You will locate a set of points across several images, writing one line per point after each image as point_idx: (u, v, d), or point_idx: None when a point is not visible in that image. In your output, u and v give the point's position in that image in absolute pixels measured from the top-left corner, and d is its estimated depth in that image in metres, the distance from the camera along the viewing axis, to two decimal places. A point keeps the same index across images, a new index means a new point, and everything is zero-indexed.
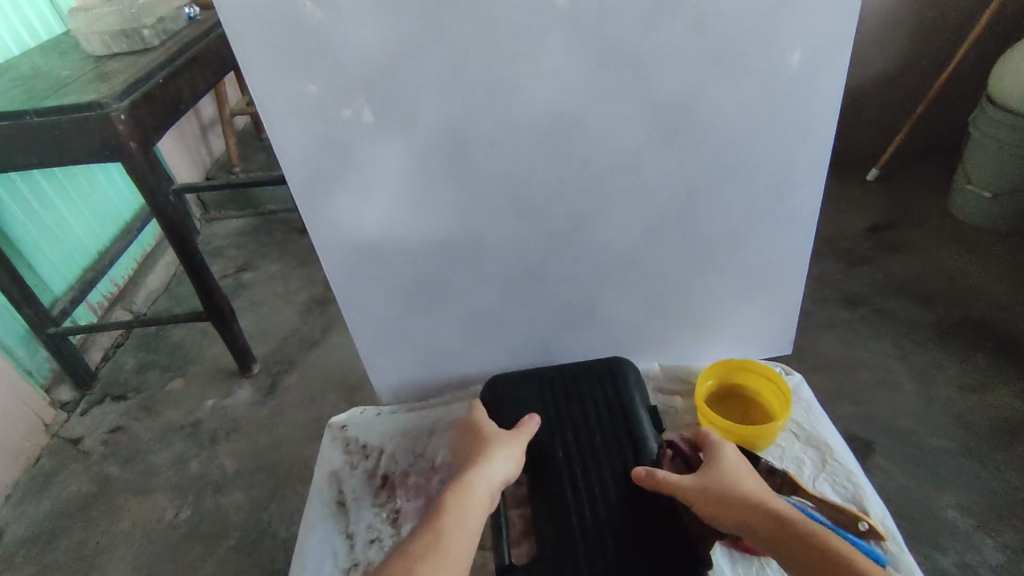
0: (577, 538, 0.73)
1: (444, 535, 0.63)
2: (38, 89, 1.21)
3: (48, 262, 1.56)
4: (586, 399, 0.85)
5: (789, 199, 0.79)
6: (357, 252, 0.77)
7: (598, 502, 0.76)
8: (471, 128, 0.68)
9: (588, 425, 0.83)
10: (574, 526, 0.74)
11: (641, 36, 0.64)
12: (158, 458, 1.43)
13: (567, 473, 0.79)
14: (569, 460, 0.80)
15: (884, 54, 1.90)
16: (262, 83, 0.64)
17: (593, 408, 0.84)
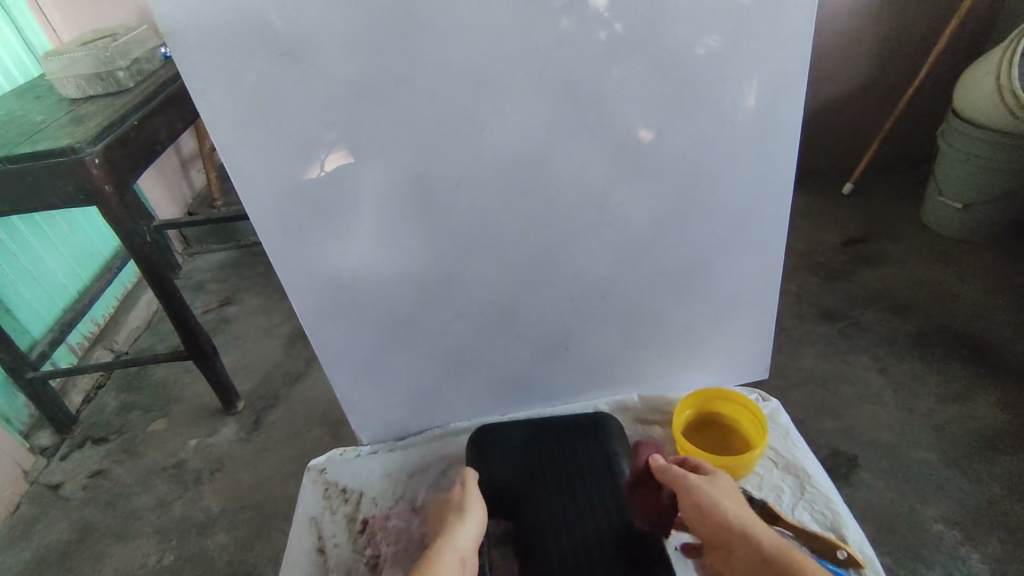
0: None
1: None
2: (12, 135, 1.21)
3: (26, 305, 1.54)
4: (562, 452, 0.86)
5: (753, 227, 0.81)
6: (328, 295, 0.77)
7: (573, 548, 0.75)
8: (436, 171, 0.69)
9: (570, 479, 0.82)
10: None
11: (600, 77, 0.66)
12: (141, 502, 1.40)
13: (547, 521, 0.78)
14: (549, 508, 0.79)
15: (852, 70, 1.94)
16: (225, 134, 0.64)
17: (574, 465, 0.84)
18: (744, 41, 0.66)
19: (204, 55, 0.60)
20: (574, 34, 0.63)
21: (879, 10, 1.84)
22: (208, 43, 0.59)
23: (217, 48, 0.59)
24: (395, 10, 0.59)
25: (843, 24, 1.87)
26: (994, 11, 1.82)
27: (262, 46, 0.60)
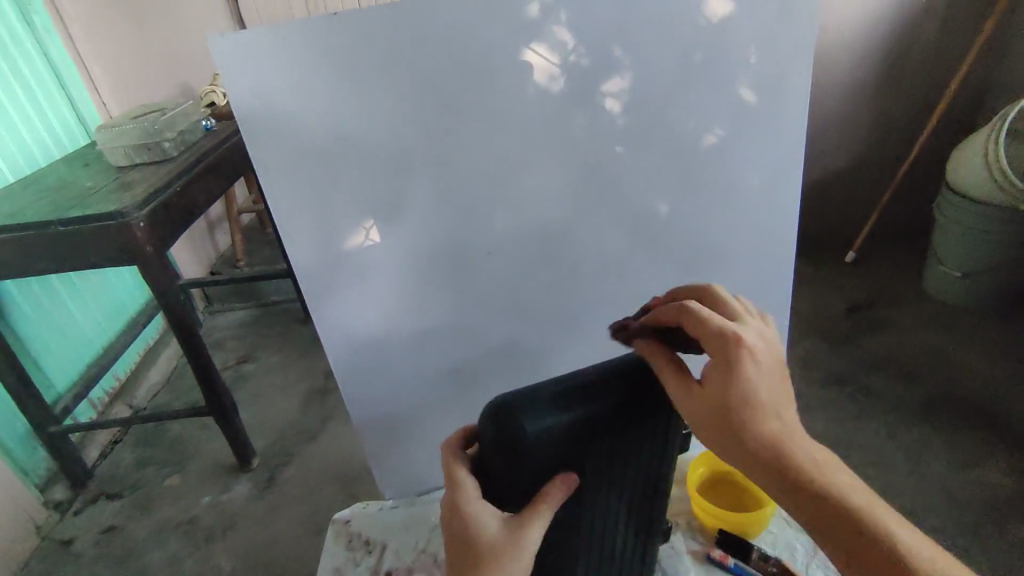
0: None
1: None
2: (65, 200, 1.30)
3: (55, 360, 1.60)
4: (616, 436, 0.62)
5: (760, 294, 0.86)
6: (363, 354, 0.81)
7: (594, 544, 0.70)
8: (468, 239, 0.76)
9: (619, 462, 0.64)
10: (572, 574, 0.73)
11: (619, 158, 0.74)
12: (152, 559, 1.40)
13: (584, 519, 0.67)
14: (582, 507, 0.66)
15: (847, 146, 2.06)
16: (282, 207, 0.70)
17: (630, 443, 0.63)
18: (747, 129, 0.75)
19: (272, 139, 0.67)
20: (595, 121, 0.71)
21: (869, 93, 1.97)
22: (275, 127, 0.67)
23: (284, 132, 0.67)
24: (440, 103, 0.68)
25: (836, 105, 2.00)
26: (978, 95, 1.95)
27: (323, 131, 0.67)
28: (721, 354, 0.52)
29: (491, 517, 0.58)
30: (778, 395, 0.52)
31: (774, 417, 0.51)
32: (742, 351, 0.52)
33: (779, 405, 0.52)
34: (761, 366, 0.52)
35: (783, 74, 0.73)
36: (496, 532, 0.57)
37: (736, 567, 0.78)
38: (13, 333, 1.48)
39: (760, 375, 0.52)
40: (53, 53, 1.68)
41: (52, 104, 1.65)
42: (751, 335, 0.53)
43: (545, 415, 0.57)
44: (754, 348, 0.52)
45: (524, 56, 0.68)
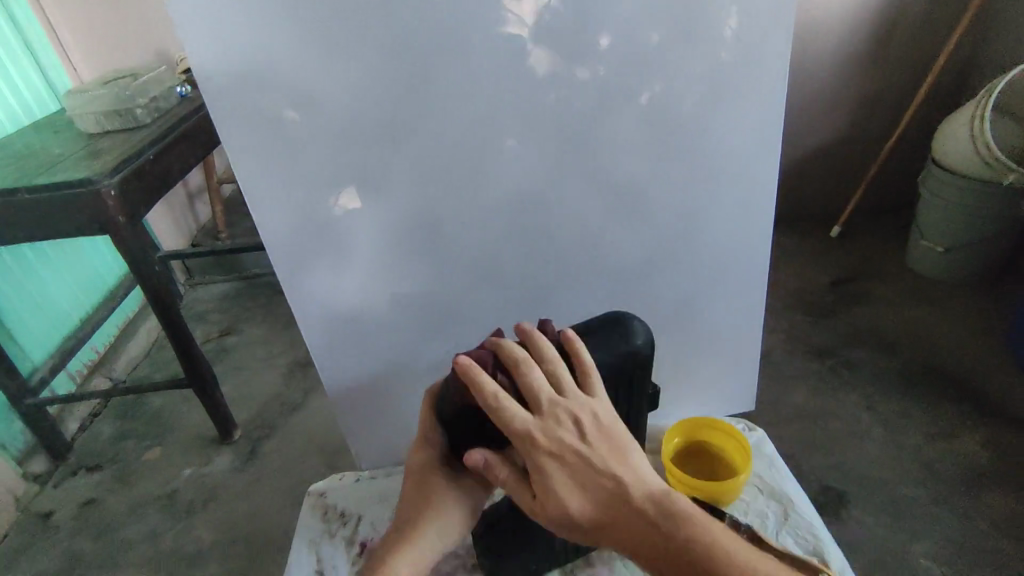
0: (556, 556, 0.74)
1: None
2: (32, 167, 1.27)
3: (29, 332, 1.57)
4: None
5: (739, 264, 0.86)
6: (336, 325, 0.80)
7: None
8: (441, 207, 0.74)
9: None
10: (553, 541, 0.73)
11: (596, 125, 0.72)
12: (132, 531, 1.40)
13: None
14: None
15: (836, 120, 2.04)
16: (247, 172, 0.68)
17: None
18: (727, 98, 0.73)
19: (234, 103, 0.64)
20: (571, 86, 0.69)
21: (860, 65, 1.95)
22: (238, 88, 0.64)
23: (247, 96, 0.64)
24: (411, 66, 0.65)
25: (826, 77, 1.97)
26: (968, 69, 1.93)
27: (288, 95, 0.65)
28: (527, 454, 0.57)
29: (450, 477, 0.66)
30: (593, 468, 0.55)
31: (601, 486, 0.56)
32: (542, 454, 0.56)
33: (605, 474, 0.56)
34: (562, 457, 0.56)
35: (765, 40, 0.70)
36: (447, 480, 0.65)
37: None
38: None
39: (563, 466, 0.56)
40: (20, 19, 1.64)
41: (22, 70, 1.60)
42: (550, 424, 0.57)
43: (514, 384, 0.62)
44: (552, 446, 0.56)
45: (498, 15, 0.65)
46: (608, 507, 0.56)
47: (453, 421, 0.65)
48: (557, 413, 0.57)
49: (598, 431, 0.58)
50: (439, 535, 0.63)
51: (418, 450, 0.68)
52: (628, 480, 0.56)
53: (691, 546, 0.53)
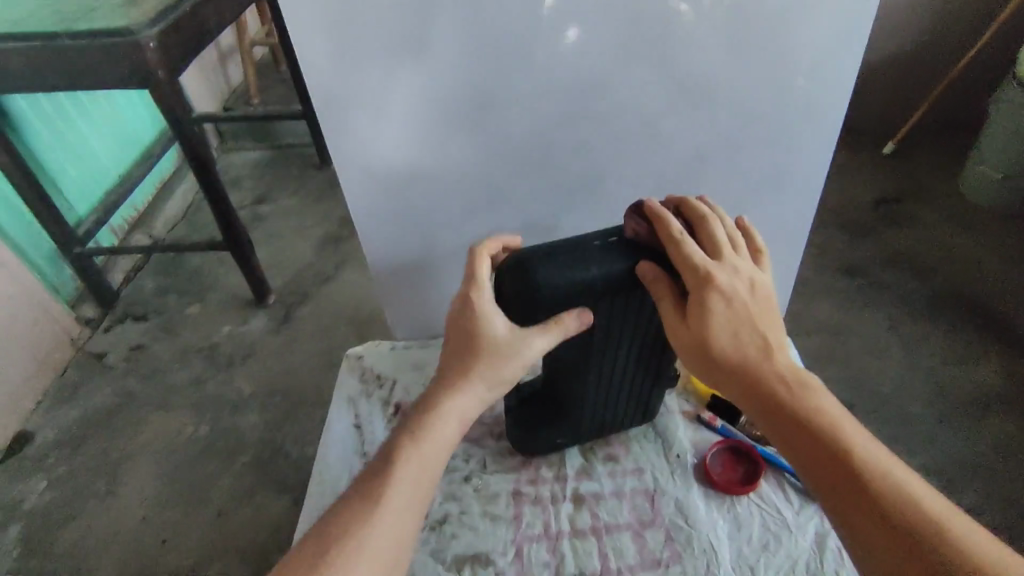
0: (580, 433, 0.79)
1: (385, 494, 0.58)
2: (69, 11, 1.23)
3: (73, 184, 1.60)
4: (629, 296, 0.66)
5: (793, 170, 0.83)
6: (380, 196, 0.81)
7: (601, 392, 0.75)
8: (495, 85, 0.71)
9: (635, 320, 0.69)
10: (580, 420, 0.77)
11: (670, 8, 0.67)
12: (178, 377, 1.52)
13: (593, 367, 0.72)
14: (594, 356, 0.71)
15: (915, 23, 1.87)
16: (299, 29, 0.65)
17: (648, 305, 0.68)
18: None
19: None
20: None
21: None
22: None
23: None
24: None
25: None
26: None
27: None
28: (691, 281, 0.60)
29: (500, 324, 0.64)
30: (749, 325, 0.60)
31: (750, 339, 0.59)
32: (713, 285, 0.59)
33: (756, 331, 0.60)
34: (730, 298, 0.59)
35: None
36: (500, 334, 0.64)
37: (723, 429, 0.81)
38: (27, 152, 1.47)
39: (728, 307, 0.59)
40: None
41: None
42: (725, 270, 0.61)
43: (564, 269, 0.62)
44: (724, 284, 0.59)
45: None
46: (747, 359, 0.59)
47: (507, 304, 0.65)
48: (733, 267, 0.61)
49: (757, 296, 0.61)
50: (484, 383, 0.64)
51: (466, 291, 0.66)
52: (774, 347, 0.60)
53: (815, 411, 0.57)
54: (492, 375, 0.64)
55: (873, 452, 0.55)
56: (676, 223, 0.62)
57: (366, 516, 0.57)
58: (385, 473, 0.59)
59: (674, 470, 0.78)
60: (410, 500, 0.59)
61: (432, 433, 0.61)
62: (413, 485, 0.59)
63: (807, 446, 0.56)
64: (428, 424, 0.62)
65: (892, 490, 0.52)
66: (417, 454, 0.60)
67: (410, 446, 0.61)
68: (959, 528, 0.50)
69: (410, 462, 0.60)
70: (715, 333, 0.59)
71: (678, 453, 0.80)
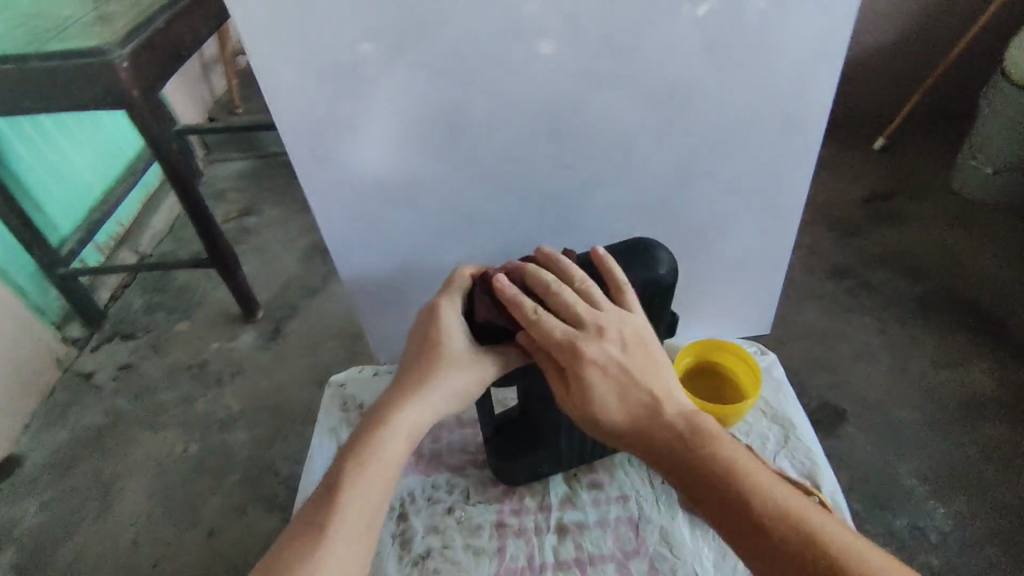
0: (560, 461, 0.78)
1: (336, 520, 0.55)
2: (40, 31, 1.21)
3: (54, 203, 1.58)
4: None
5: (774, 185, 0.82)
6: (355, 221, 0.79)
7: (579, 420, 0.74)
8: (465, 108, 0.70)
9: None
10: (559, 448, 0.76)
11: (641, 27, 0.65)
12: (166, 396, 1.50)
13: None
14: None
15: (902, 17, 1.85)
16: (261, 58, 0.64)
17: None
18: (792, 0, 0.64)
19: None
20: None
21: None
22: None
23: None
24: None
25: None
26: None
27: None
28: (562, 358, 0.60)
29: (460, 339, 0.64)
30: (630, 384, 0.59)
31: (637, 396, 0.59)
32: (582, 360, 0.59)
33: (638, 388, 0.60)
34: (602, 365, 0.59)
35: None
36: (460, 350, 0.64)
37: None
38: (6, 174, 1.45)
39: (603, 373, 0.59)
40: None
41: None
42: (590, 336, 0.60)
43: (520, 305, 0.64)
44: (592, 355, 0.59)
45: None
46: (639, 417, 0.59)
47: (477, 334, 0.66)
48: (598, 327, 0.60)
49: (632, 349, 0.61)
50: (441, 400, 0.62)
51: (434, 303, 0.66)
52: (662, 397, 0.60)
53: (714, 458, 0.55)
54: (446, 392, 0.62)
55: (773, 483, 0.54)
56: (527, 301, 0.61)
57: (315, 548, 0.53)
58: (334, 497, 0.56)
59: (659, 497, 0.77)
60: (363, 525, 0.56)
61: (383, 452, 0.58)
62: (364, 509, 0.56)
63: (709, 499, 0.55)
64: (383, 444, 0.58)
65: (790, 531, 0.50)
66: (369, 475, 0.57)
67: (359, 465, 0.57)
68: (861, 549, 0.49)
69: (362, 484, 0.57)
70: (598, 405, 0.60)
71: (662, 479, 0.79)
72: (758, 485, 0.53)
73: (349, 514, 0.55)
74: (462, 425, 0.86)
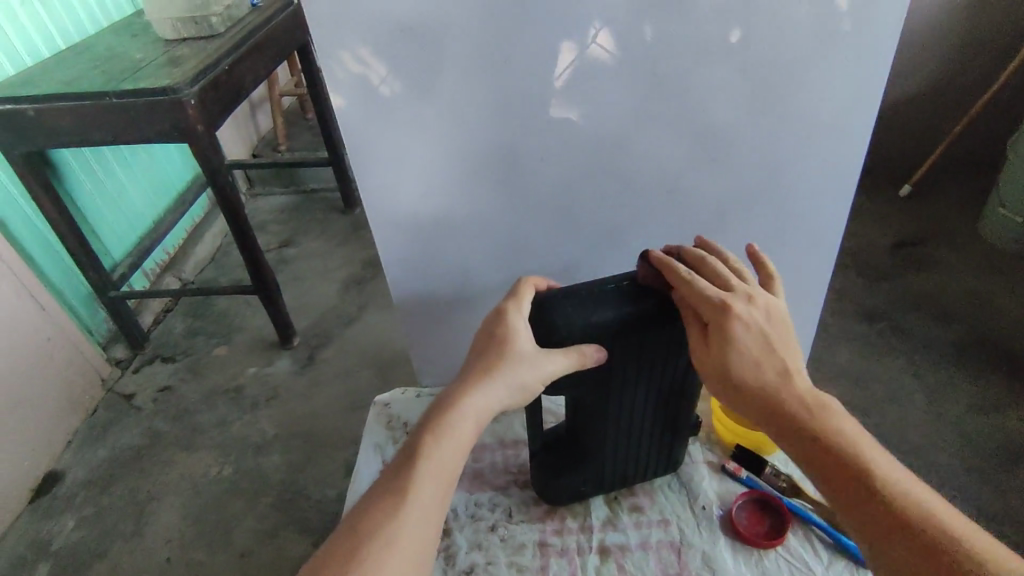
0: (602, 479, 0.79)
1: (408, 494, 0.57)
2: (116, 71, 1.31)
3: (110, 229, 1.67)
4: (648, 340, 0.68)
5: (810, 224, 0.85)
6: (412, 247, 0.84)
7: (621, 438, 0.76)
8: (522, 145, 0.75)
9: (653, 364, 0.71)
10: (601, 465, 0.78)
11: (688, 74, 0.70)
12: (204, 418, 1.54)
13: (613, 412, 0.73)
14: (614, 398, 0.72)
15: (925, 71, 1.91)
16: (341, 98, 0.70)
17: (667, 349, 0.70)
18: (827, 53, 0.69)
19: (332, 29, 0.66)
20: (666, 32, 0.67)
21: (961, 11, 1.81)
22: (339, 15, 0.65)
23: (344, 22, 0.65)
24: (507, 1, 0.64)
25: (921, 23, 1.84)
26: None
27: (384, 25, 0.65)
28: (711, 314, 0.62)
29: (527, 337, 0.65)
30: (769, 353, 0.62)
31: (772, 363, 0.61)
32: (734, 318, 0.61)
33: (776, 356, 0.62)
34: (749, 328, 0.62)
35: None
36: (526, 345, 0.64)
37: (748, 480, 0.81)
38: (70, 201, 1.54)
39: (749, 335, 0.62)
40: None
41: None
42: (744, 303, 0.63)
43: (581, 313, 0.66)
44: (743, 316, 0.62)
45: None
46: (769, 384, 0.61)
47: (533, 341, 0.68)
48: (748, 294, 0.63)
49: (777, 327, 0.63)
50: (506, 391, 0.63)
51: (502, 307, 0.67)
52: (795, 377, 0.62)
53: (846, 443, 0.57)
54: (514, 384, 0.63)
55: (911, 480, 0.55)
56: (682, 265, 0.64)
57: (388, 520, 0.55)
58: (404, 472, 0.58)
59: (698, 521, 0.78)
60: (432, 502, 0.58)
61: (452, 433, 0.60)
62: (431, 488, 0.58)
63: (837, 477, 0.56)
64: (452, 424, 0.60)
65: (915, 513, 0.52)
66: (437, 454, 0.59)
67: (428, 443, 0.60)
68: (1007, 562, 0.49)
69: (433, 463, 0.59)
70: (736, 365, 0.61)
71: (702, 504, 0.80)
72: (895, 479, 0.55)
73: (419, 489, 0.57)
74: (505, 447, 0.89)
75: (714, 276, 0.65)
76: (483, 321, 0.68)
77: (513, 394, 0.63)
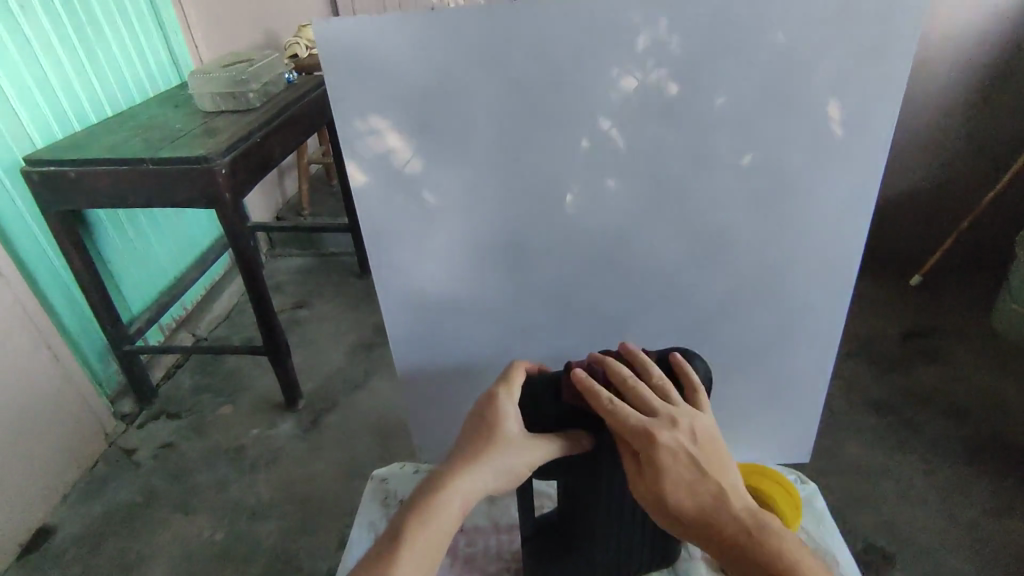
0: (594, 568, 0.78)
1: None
2: (156, 139, 1.40)
3: (133, 284, 1.73)
4: None
5: (809, 320, 0.86)
6: (418, 323, 0.86)
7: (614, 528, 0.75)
8: (529, 232, 0.78)
9: None
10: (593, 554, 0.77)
11: (689, 175, 0.74)
12: (202, 479, 1.53)
13: (606, 501, 0.73)
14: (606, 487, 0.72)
15: (931, 166, 1.96)
16: (362, 182, 0.74)
17: None
18: (822, 160, 0.73)
19: (357, 121, 0.71)
20: (668, 135, 0.72)
21: (963, 114, 1.88)
22: (363, 110, 0.70)
23: (369, 117, 0.70)
24: (521, 104, 0.70)
25: (924, 123, 1.91)
26: None
27: (405, 120, 0.70)
28: (637, 444, 0.62)
29: (515, 423, 0.66)
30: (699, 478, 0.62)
31: (705, 489, 0.62)
32: (655, 450, 0.61)
33: (708, 477, 0.62)
34: (675, 454, 0.62)
35: (868, 113, 0.70)
36: (516, 432, 0.66)
37: None
38: (98, 255, 1.60)
39: (676, 462, 0.62)
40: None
41: (150, 40, 1.80)
42: (666, 427, 0.62)
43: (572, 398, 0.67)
44: (666, 443, 0.61)
45: (610, 76, 0.69)
46: (705, 509, 0.62)
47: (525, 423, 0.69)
48: (671, 419, 0.63)
49: (702, 446, 0.63)
50: (494, 475, 0.63)
51: (493, 392, 0.68)
52: (730, 495, 0.63)
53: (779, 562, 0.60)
54: (503, 470, 0.64)
55: None
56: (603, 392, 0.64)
57: None
58: (388, 555, 0.58)
59: None
60: None
61: (439, 515, 0.60)
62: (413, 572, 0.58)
63: None
64: (440, 507, 0.60)
65: None
66: (422, 537, 0.59)
67: (414, 526, 0.59)
68: None
69: (417, 545, 0.58)
70: (669, 495, 0.62)
71: None
72: None
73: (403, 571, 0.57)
74: (499, 531, 0.87)
75: (636, 397, 0.65)
76: (474, 402, 0.69)
77: (503, 479, 0.64)
